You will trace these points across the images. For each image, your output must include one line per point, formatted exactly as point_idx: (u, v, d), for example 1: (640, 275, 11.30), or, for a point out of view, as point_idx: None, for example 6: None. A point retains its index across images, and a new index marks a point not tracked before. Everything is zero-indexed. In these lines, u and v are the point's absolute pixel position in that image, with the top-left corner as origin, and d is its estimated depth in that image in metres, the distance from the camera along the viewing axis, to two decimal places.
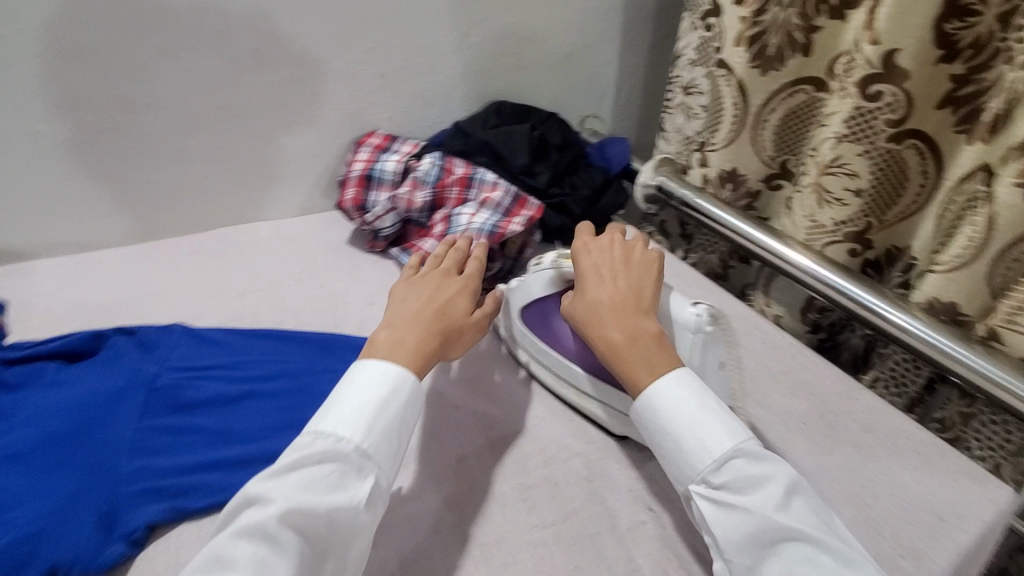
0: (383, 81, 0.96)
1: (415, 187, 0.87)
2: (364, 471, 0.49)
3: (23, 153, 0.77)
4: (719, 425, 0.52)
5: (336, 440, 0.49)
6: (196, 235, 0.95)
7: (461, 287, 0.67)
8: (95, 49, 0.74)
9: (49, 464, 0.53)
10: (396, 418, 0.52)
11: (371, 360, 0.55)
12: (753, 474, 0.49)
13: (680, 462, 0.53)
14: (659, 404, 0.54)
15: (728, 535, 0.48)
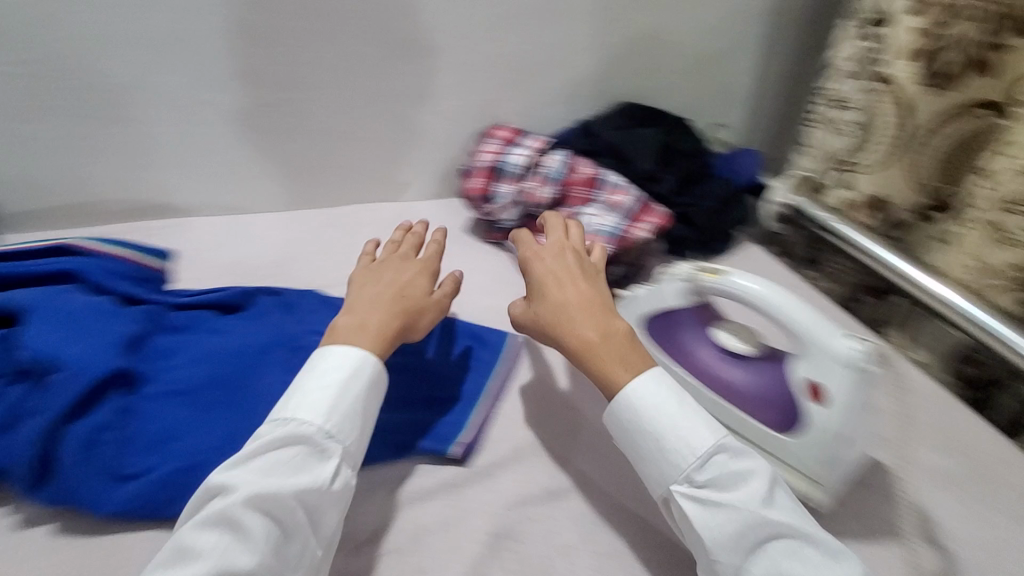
0: (517, 75, 0.97)
1: (542, 182, 0.87)
2: (328, 452, 0.48)
3: (198, 120, 0.85)
4: (698, 421, 0.51)
5: (293, 423, 0.48)
6: (329, 210, 1.00)
7: (417, 270, 0.66)
8: (268, 29, 0.81)
9: (205, 404, 0.58)
10: (359, 393, 0.52)
11: (323, 348, 0.55)
12: (736, 469, 0.48)
13: (661, 461, 0.50)
14: (638, 400, 0.52)
15: (716, 535, 0.46)
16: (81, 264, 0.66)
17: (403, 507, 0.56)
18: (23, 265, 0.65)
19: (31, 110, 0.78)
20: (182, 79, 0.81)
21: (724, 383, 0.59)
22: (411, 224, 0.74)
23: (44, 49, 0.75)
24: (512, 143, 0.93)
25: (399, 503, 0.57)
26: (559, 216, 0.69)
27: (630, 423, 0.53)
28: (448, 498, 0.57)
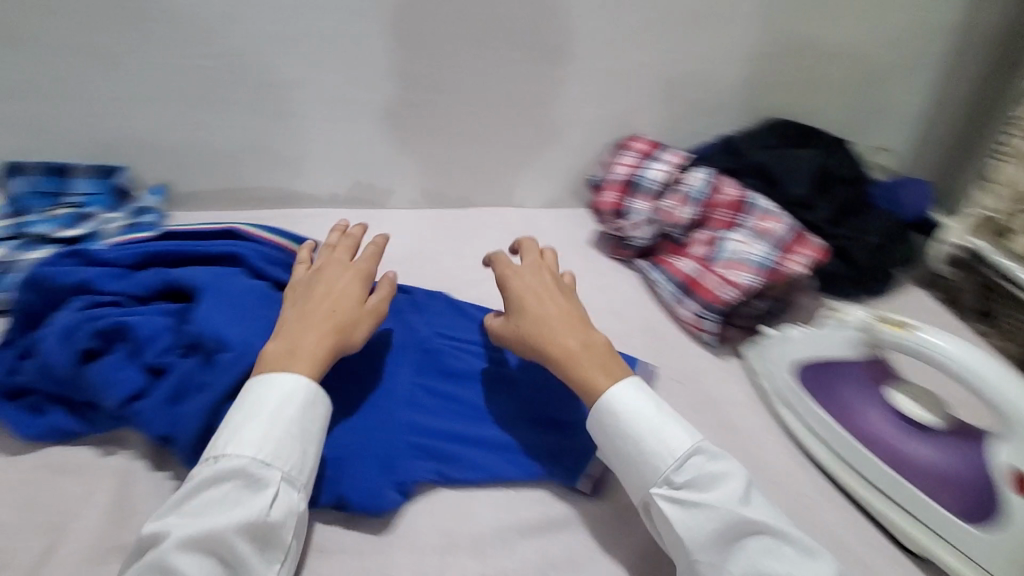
0: (662, 85, 0.92)
1: (682, 202, 0.82)
2: (266, 481, 0.46)
3: (347, 115, 0.89)
4: (675, 426, 0.53)
5: (222, 459, 0.47)
6: (455, 210, 1.01)
7: (349, 276, 0.62)
8: (424, 30, 0.82)
9: (342, 397, 0.60)
10: (294, 416, 0.49)
11: (258, 378, 0.51)
12: (712, 471, 0.51)
13: (640, 465, 0.52)
14: (621, 410, 0.54)
15: (693, 533, 0.48)
16: (244, 248, 0.70)
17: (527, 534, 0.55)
18: (196, 245, 0.70)
19: (208, 99, 0.85)
20: (340, 77, 0.85)
21: (893, 447, 0.58)
22: (343, 226, 0.70)
23: (226, 45, 0.81)
24: (650, 156, 0.88)
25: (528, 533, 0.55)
26: (534, 241, 0.70)
27: (612, 428, 0.54)
28: (572, 533, 0.56)
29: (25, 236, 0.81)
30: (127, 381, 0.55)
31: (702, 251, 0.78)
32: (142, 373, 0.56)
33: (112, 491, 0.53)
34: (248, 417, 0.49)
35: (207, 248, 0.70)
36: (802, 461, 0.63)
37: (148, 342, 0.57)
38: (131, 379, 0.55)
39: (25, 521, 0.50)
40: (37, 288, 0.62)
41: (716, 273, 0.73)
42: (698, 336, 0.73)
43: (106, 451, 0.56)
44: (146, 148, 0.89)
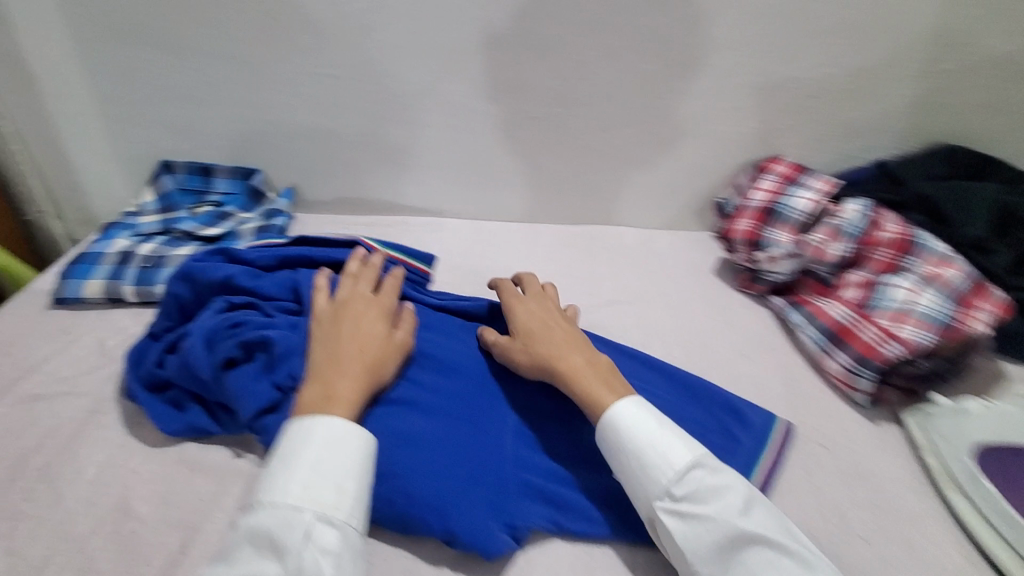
0: (812, 103, 0.83)
1: (833, 237, 0.75)
2: (298, 526, 0.43)
3: (469, 127, 0.88)
4: (675, 438, 0.51)
5: (259, 504, 0.45)
6: (567, 226, 0.97)
7: (375, 310, 0.60)
8: (556, 42, 0.79)
9: (453, 421, 0.58)
10: (325, 453, 0.47)
11: (291, 424, 0.49)
12: (712, 484, 0.49)
13: (641, 478, 0.50)
14: (623, 424, 0.52)
15: (696, 548, 0.47)
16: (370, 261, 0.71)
17: None
18: (326, 254, 0.71)
19: (338, 107, 0.87)
20: (465, 88, 0.84)
21: None
22: (363, 255, 0.68)
23: (360, 55, 0.82)
24: (792, 181, 0.80)
25: None
26: (535, 275, 0.71)
27: (612, 441, 0.53)
28: None
29: (172, 231, 0.88)
30: (263, 394, 0.56)
31: (856, 296, 0.70)
32: (275, 389, 0.57)
33: (240, 494, 0.54)
34: (279, 465, 0.46)
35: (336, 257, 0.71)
36: (976, 560, 0.53)
37: (284, 357, 0.58)
38: (266, 392, 0.56)
39: (162, 516, 0.52)
40: (188, 284, 0.65)
41: (877, 325, 0.66)
42: (846, 392, 0.66)
43: (235, 452, 0.58)
44: (279, 152, 0.93)
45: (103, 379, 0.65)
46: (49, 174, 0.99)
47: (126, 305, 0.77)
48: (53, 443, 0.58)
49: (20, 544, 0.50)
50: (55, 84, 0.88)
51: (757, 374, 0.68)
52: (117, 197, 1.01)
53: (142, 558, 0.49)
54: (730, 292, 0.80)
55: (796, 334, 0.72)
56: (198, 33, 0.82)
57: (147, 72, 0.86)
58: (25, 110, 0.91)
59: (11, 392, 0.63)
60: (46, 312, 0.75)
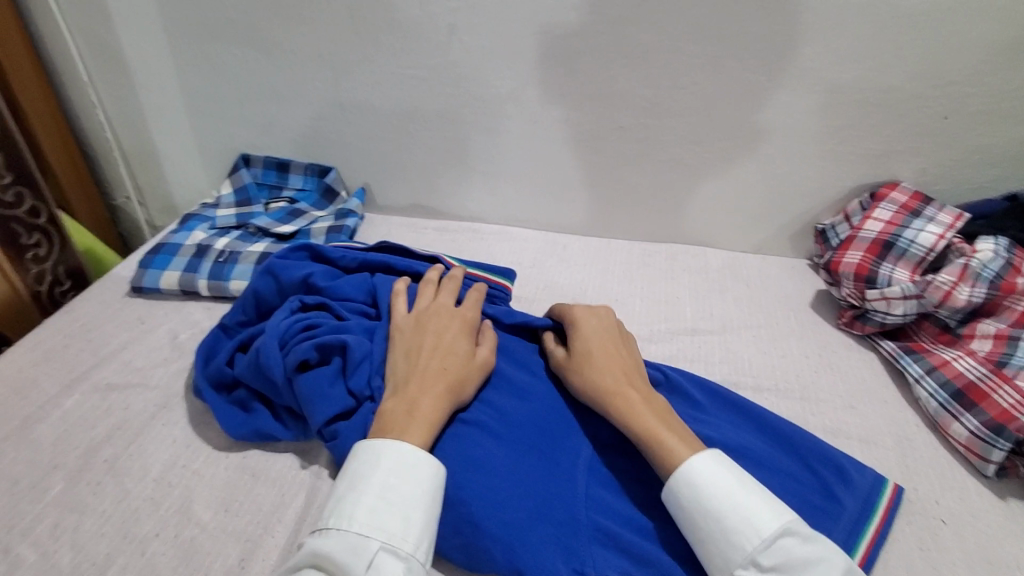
0: (942, 124, 0.73)
1: (962, 278, 0.64)
2: (365, 555, 0.40)
3: (551, 134, 0.83)
4: (761, 499, 0.44)
5: (325, 526, 0.42)
6: (645, 242, 0.91)
7: (456, 326, 0.58)
8: (653, 48, 0.73)
9: (520, 449, 0.53)
10: (396, 478, 0.44)
11: (362, 442, 0.46)
12: (807, 557, 0.41)
13: (721, 542, 0.43)
14: (697, 477, 0.45)
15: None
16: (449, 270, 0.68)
17: None
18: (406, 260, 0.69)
19: (416, 109, 0.85)
20: (548, 95, 0.80)
21: None
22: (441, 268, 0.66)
23: (443, 57, 0.79)
24: (912, 212, 0.72)
25: None
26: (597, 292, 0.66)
27: (687, 500, 0.46)
28: None
29: (247, 226, 0.88)
30: (336, 403, 0.53)
31: (987, 350, 0.61)
32: (349, 396, 0.54)
33: (301, 509, 0.52)
34: (350, 484, 0.44)
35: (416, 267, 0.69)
36: None
37: (360, 364, 0.55)
38: (339, 400, 0.53)
39: (224, 525, 0.50)
40: (271, 279, 0.64)
41: (1016, 389, 0.57)
42: (972, 461, 0.57)
43: (298, 463, 0.55)
44: (353, 151, 0.91)
45: (175, 373, 0.65)
46: (137, 163, 1.02)
47: (200, 298, 0.77)
48: (123, 436, 0.58)
49: (85, 539, 0.49)
50: (148, 76, 0.90)
51: (865, 428, 0.61)
52: (198, 188, 1.03)
53: (202, 568, 0.47)
54: (831, 331, 0.73)
55: (911, 386, 0.64)
56: (284, 29, 0.81)
57: (233, 66, 0.86)
58: (120, 100, 0.94)
59: (89, 378, 0.64)
60: (125, 299, 0.76)
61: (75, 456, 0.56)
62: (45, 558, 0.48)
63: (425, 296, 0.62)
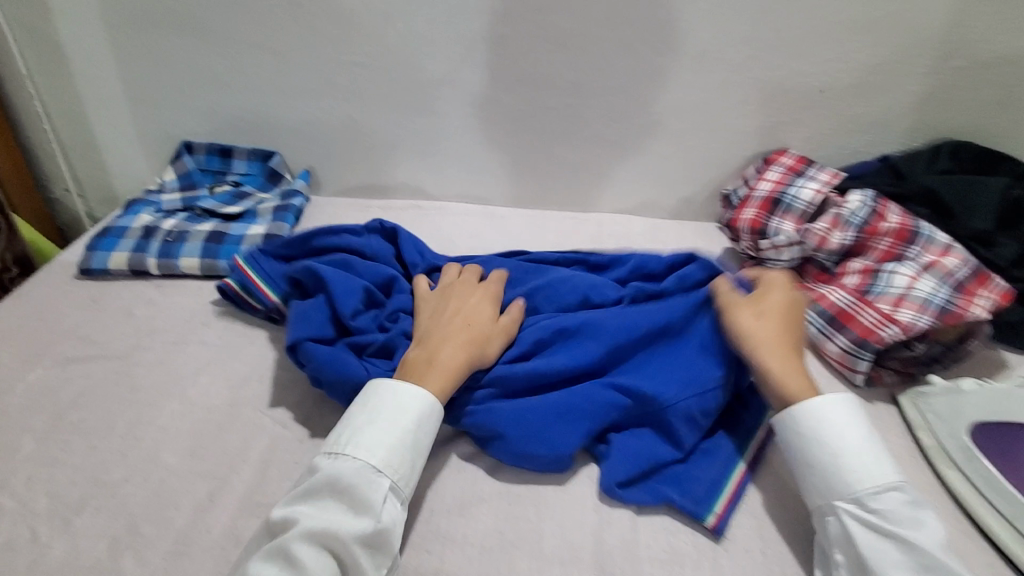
0: (820, 97, 0.84)
1: (834, 226, 0.76)
2: (378, 488, 0.47)
3: (483, 114, 0.90)
4: (881, 456, 0.49)
5: (346, 457, 0.48)
6: (575, 213, 0.99)
7: (482, 295, 0.63)
8: (570, 33, 0.81)
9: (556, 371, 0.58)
10: (411, 427, 0.50)
11: (390, 383, 0.52)
12: (912, 511, 0.46)
13: (829, 474, 0.49)
14: (830, 420, 0.51)
15: (883, 560, 0.45)
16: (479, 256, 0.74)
17: (653, 561, 0.50)
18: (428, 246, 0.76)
19: (354, 93, 0.90)
20: (480, 78, 0.86)
21: None
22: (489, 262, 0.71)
23: (379, 43, 0.85)
24: (798, 173, 0.84)
25: (640, 546, 0.51)
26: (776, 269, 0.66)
27: (809, 436, 0.51)
28: (703, 570, 0.50)
29: (193, 209, 0.91)
30: (317, 327, 0.60)
31: (855, 283, 0.72)
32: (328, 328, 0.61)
33: (263, 450, 0.57)
34: (377, 422, 0.50)
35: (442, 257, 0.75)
36: (976, 538, 0.53)
37: (342, 296, 0.62)
38: (319, 327, 0.60)
39: (192, 467, 0.55)
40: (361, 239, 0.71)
41: (877, 310, 0.67)
42: (845, 374, 0.67)
43: (258, 412, 0.60)
44: (296, 135, 0.95)
45: (133, 343, 0.68)
46: (76, 154, 1.02)
47: (150, 277, 0.80)
48: (87, 399, 0.61)
49: (58, 487, 0.53)
50: (85, 66, 0.91)
51: None
52: (140, 177, 1.04)
53: (172, 504, 0.52)
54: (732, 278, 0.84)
55: None
56: (224, 18, 0.85)
57: (172, 54, 0.89)
58: (57, 91, 0.95)
59: (48, 353, 0.66)
60: (74, 281, 0.78)
61: (40, 419, 0.59)
62: (22, 506, 0.51)
63: (449, 276, 0.67)
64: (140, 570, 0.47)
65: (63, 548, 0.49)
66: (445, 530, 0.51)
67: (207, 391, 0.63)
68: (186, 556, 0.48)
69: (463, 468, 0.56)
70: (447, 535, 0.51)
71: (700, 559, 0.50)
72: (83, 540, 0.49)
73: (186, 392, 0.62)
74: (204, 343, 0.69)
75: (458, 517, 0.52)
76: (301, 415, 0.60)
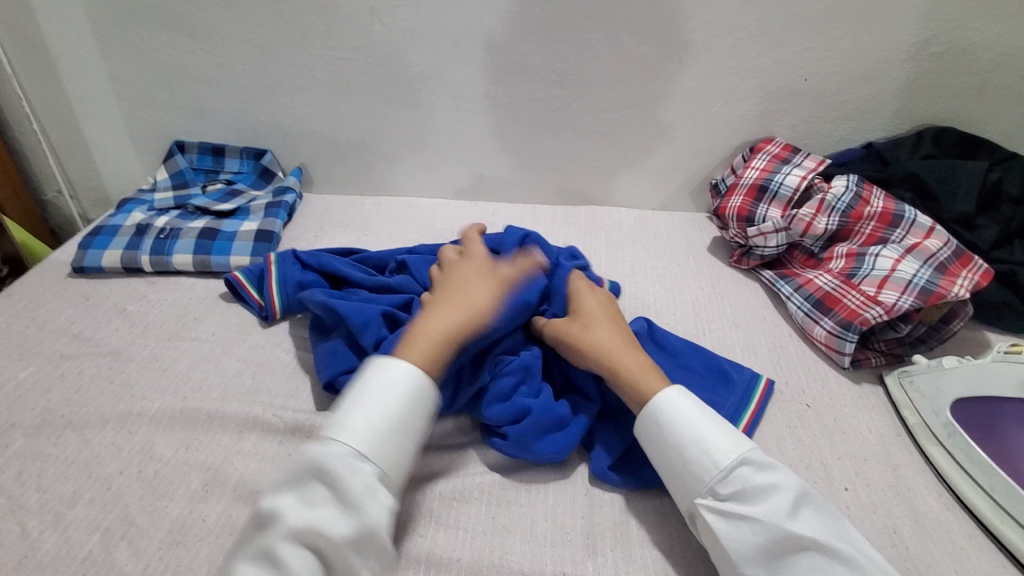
0: (803, 85, 0.85)
1: (820, 211, 0.78)
2: (364, 475, 0.45)
3: (471, 107, 0.91)
4: (721, 434, 0.48)
5: (331, 443, 0.46)
6: (566, 206, 1.00)
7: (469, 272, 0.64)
8: (555, 26, 0.82)
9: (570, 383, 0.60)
10: (399, 410, 0.49)
11: (375, 363, 0.51)
12: (760, 482, 0.45)
13: (680, 473, 0.49)
14: (662, 413, 0.51)
15: (741, 551, 0.43)
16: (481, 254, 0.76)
17: (643, 541, 0.50)
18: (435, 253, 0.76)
19: (344, 89, 0.90)
20: (466, 71, 0.87)
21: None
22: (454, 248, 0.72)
23: (365, 38, 0.85)
24: (784, 161, 0.86)
25: (630, 527, 0.52)
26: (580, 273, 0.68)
27: (656, 436, 0.51)
28: (694, 548, 0.50)
29: (185, 207, 0.91)
30: (346, 360, 0.61)
31: (840, 267, 0.75)
32: (356, 359, 0.61)
33: (257, 441, 0.57)
34: (362, 407, 0.48)
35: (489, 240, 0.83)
36: (959, 510, 0.54)
37: (363, 328, 0.61)
38: (347, 361, 0.61)
39: (186, 458, 0.56)
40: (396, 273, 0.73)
41: (861, 293, 0.70)
42: (832, 356, 0.69)
43: (253, 404, 0.61)
44: (285, 132, 0.96)
45: (127, 340, 0.69)
46: (68, 156, 1.02)
47: (144, 274, 0.80)
48: (79, 396, 0.61)
49: (51, 481, 0.53)
50: (75, 66, 0.92)
51: (748, 340, 0.72)
52: (133, 179, 1.04)
53: (166, 494, 0.53)
54: (721, 266, 0.85)
55: (785, 304, 0.77)
56: (211, 16, 0.85)
57: (160, 53, 0.89)
58: (47, 92, 0.95)
59: (41, 350, 0.67)
60: (66, 280, 0.79)
61: (33, 416, 0.59)
62: (15, 500, 0.52)
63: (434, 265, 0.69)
64: (133, 560, 0.48)
65: (55, 540, 0.49)
66: (439, 514, 0.52)
67: (201, 385, 0.63)
68: (180, 545, 0.49)
69: (456, 455, 0.57)
70: (440, 518, 0.51)
71: (691, 538, 0.51)
72: (76, 531, 0.50)
73: (180, 386, 0.63)
74: (198, 339, 0.69)
75: (453, 501, 0.53)
76: (296, 407, 0.61)
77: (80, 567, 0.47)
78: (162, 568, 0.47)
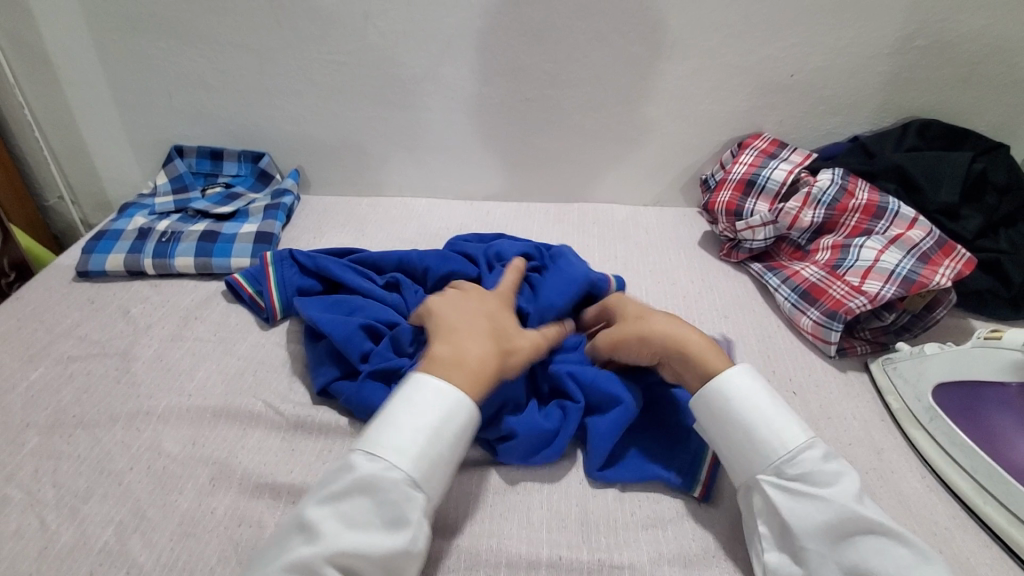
0: (790, 81, 0.87)
1: (805, 204, 0.81)
2: (411, 505, 0.46)
3: (465, 108, 0.92)
4: (790, 418, 0.50)
5: (383, 464, 0.46)
6: (558, 203, 1.02)
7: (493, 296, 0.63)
8: (545, 27, 0.83)
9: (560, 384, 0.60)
10: (450, 439, 0.49)
11: (426, 380, 0.51)
12: (828, 469, 0.47)
13: (745, 450, 0.50)
14: (731, 395, 0.51)
15: (802, 524, 0.45)
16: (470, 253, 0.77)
17: (637, 525, 0.52)
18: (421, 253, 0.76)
19: (340, 93, 0.92)
20: (459, 72, 0.89)
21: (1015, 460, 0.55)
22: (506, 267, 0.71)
23: (359, 41, 0.87)
24: (771, 155, 0.88)
25: (624, 512, 0.53)
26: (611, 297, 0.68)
27: (716, 414, 0.52)
28: (687, 530, 0.52)
29: (186, 211, 0.93)
30: (334, 365, 0.63)
31: (826, 258, 0.77)
32: (343, 367, 0.63)
33: (260, 437, 0.59)
34: (413, 430, 0.48)
35: (478, 237, 0.84)
36: (941, 491, 0.56)
37: (347, 342, 0.62)
38: (334, 367, 0.63)
39: (194, 453, 0.57)
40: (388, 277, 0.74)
41: (846, 283, 0.72)
42: (819, 345, 0.71)
43: (255, 400, 0.63)
44: (282, 136, 0.97)
45: (131, 341, 0.71)
46: (68, 161, 1.04)
47: (146, 277, 0.82)
48: (91, 395, 0.63)
49: (65, 477, 0.55)
50: (76, 74, 0.93)
51: (737, 330, 0.73)
52: (133, 182, 1.06)
53: (176, 488, 0.54)
54: (711, 259, 0.87)
55: (773, 295, 0.79)
56: (208, 22, 0.87)
57: (158, 59, 0.91)
58: (47, 99, 0.96)
59: (50, 352, 0.69)
60: (70, 284, 0.80)
61: (44, 415, 0.61)
62: (30, 495, 0.54)
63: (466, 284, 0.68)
64: (147, 550, 0.50)
65: (71, 532, 0.51)
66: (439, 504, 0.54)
67: (205, 383, 0.65)
68: (191, 536, 0.51)
69: None
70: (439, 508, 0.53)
71: (682, 522, 0.53)
72: (90, 525, 0.51)
73: (184, 384, 0.65)
74: (201, 339, 0.71)
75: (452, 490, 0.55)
76: (297, 401, 0.63)
77: (96, 558, 0.49)
78: (174, 558, 0.49)
